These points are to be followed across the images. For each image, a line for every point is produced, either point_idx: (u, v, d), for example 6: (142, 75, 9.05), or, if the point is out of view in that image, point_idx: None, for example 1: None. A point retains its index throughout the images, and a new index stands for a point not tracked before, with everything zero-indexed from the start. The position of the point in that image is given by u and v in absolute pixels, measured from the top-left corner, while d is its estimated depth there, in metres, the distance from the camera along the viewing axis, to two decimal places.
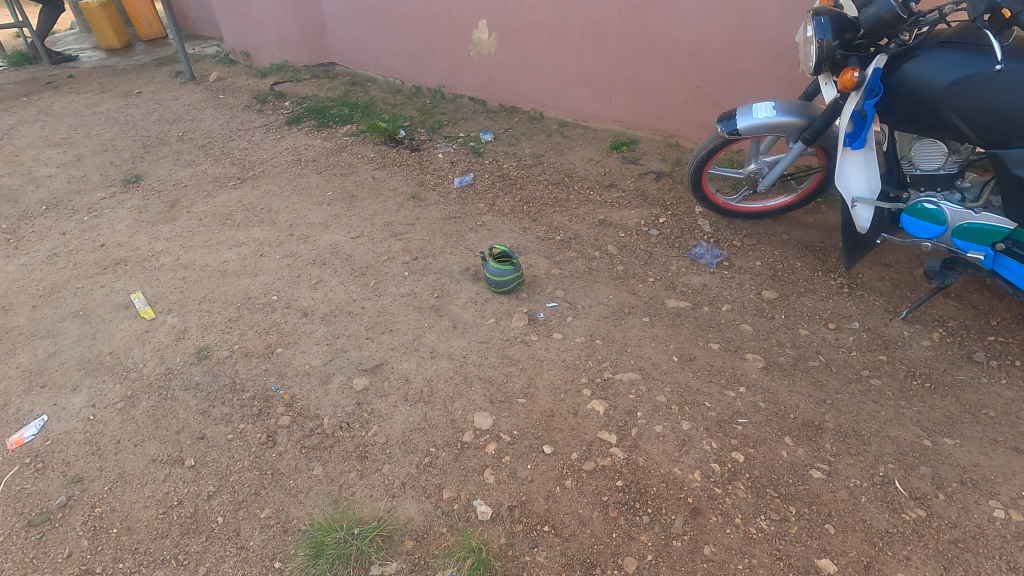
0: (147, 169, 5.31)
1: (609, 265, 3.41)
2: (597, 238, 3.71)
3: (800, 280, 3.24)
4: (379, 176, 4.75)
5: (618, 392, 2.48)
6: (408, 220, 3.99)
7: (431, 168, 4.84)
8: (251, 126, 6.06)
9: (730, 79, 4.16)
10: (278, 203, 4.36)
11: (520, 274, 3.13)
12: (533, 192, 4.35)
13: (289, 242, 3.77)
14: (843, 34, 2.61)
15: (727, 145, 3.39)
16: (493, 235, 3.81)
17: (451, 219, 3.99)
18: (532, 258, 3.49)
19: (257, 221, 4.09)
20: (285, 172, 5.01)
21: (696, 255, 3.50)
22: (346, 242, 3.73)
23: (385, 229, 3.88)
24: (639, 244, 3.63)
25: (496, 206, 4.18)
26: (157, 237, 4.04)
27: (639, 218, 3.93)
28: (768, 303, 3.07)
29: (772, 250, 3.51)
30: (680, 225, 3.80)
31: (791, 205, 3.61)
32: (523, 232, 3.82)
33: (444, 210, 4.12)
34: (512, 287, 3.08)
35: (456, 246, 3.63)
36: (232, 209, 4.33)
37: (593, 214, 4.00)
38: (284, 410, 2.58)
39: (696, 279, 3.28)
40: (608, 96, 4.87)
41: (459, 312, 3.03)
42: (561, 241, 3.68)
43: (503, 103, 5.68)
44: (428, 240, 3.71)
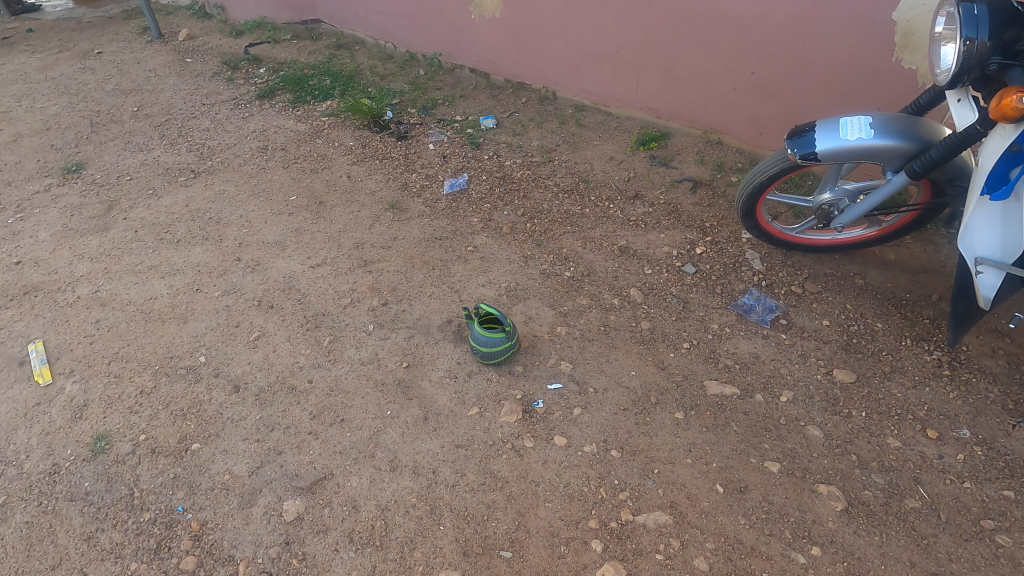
0: (92, 155, 4.56)
1: (629, 322, 2.65)
2: (616, 277, 2.94)
3: (883, 353, 2.47)
4: (355, 173, 3.95)
5: (640, 550, 1.79)
6: (383, 242, 3.24)
7: (417, 164, 4.02)
8: (216, 101, 5.22)
9: (793, 66, 3.22)
10: (230, 210, 3.61)
11: (515, 341, 2.40)
12: (539, 203, 3.54)
13: (233, 272, 3.05)
14: (1003, 32, 1.75)
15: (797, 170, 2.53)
16: (486, 266, 3.05)
17: (434, 243, 3.23)
18: (533, 307, 2.74)
19: (200, 237, 3.36)
20: (246, 164, 4.22)
21: (744, 307, 2.72)
22: (302, 274, 3.00)
23: (353, 255, 3.13)
24: (669, 288, 2.85)
25: (491, 223, 3.39)
26: (81, 254, 3.34)
27: (669, 248, 3.14)
28: (842, 390, 2.32)
29: (843, 304, 2.73)
30: (721, 261, 3.01)
31: (870, 240, 2.80)
32: (522, 264, 3.04)
33: (427, 229, 3.35)
34: (502, 358, 2.37)
35: (438, 286, 2.88)
36: (176, 216, 3.60)
37: (612, 240, 3.20)
38: (190, 545, 1.92)
39: (744, 346, 2.53)
40: (635, 77, 3.96)
41: (433, 394, 2.32)
42: (570, 281, 2.92)
43: (509, 78, 4.76)
44: (403, 275, 2.97)
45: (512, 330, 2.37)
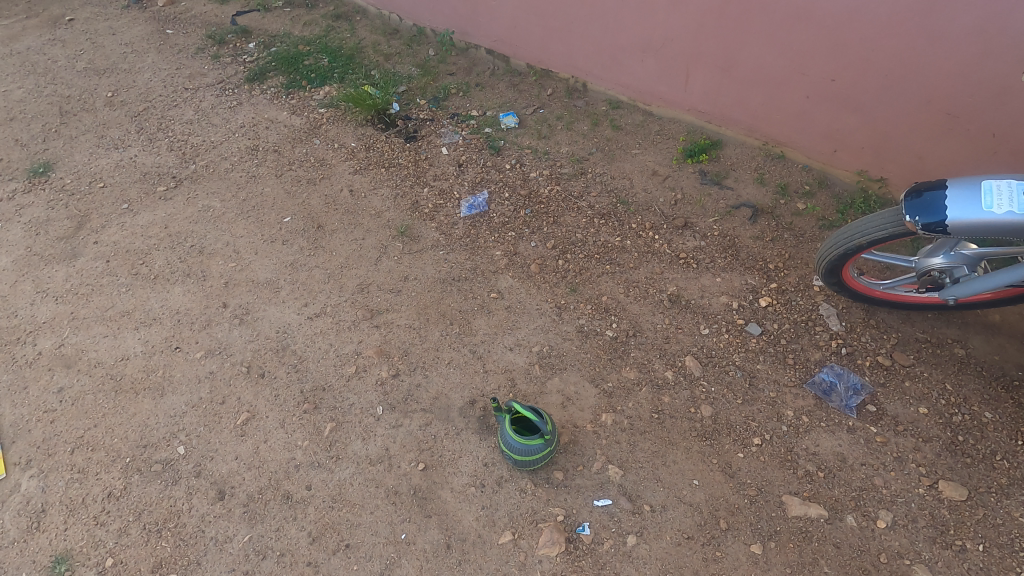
0: (61, 153, 4.04)
1: (686, 406, 2.22)
2: (667, 338, 2.49)
3: (998, 458, 2.05)
4: (358, 186, 3.45)
5: None
6: (392, 285, 2.78)
7: (428, 174, 3.49)
8: (200, 84, 4.63)
9: (889, 75, 2.66)
10: (215, 236, 3.14)
11: (554, 443, 1.99)
12: (572, 231, 3.05)
13: (218, 323, 2.62)
14: None
15: (907, 237, 2.03)
16: (513, 319, 2.60)
17: (452, 286, 2.77)
18: (570, 383, 2.31)
19: (180, 273, 2.91)
20: (234, 169, 3.70)
21: (823, 386, 2.29)
22: (298, 329, 2.57)
23: (357, 303, 2.69)
24: (731, 356, 2.41)
25: (517, 258, 2.91)
26: (45, 291, 2.90)
27: (727, 297, 2.67)
28: (952, 512, 1.92)
29: (941, 382, 2.28)
30: (791, 318, 2.55)
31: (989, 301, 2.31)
32: (555, 319, 2.59)
33: (443, 266, 2.88)
34: (537, 466, 1.97)
35: (458, 350, 2.45)
36: (154, 241, 3.14)
37: (659, 286, 2.73)
38: None
39: (827, 442, 2.11)
40: (684, 74, 3.36)
41: (456, 510, 1.93)
42: (613, 343, 2.47)
43: (532, 64, 4.14)
44: (417, 333, 2.53)
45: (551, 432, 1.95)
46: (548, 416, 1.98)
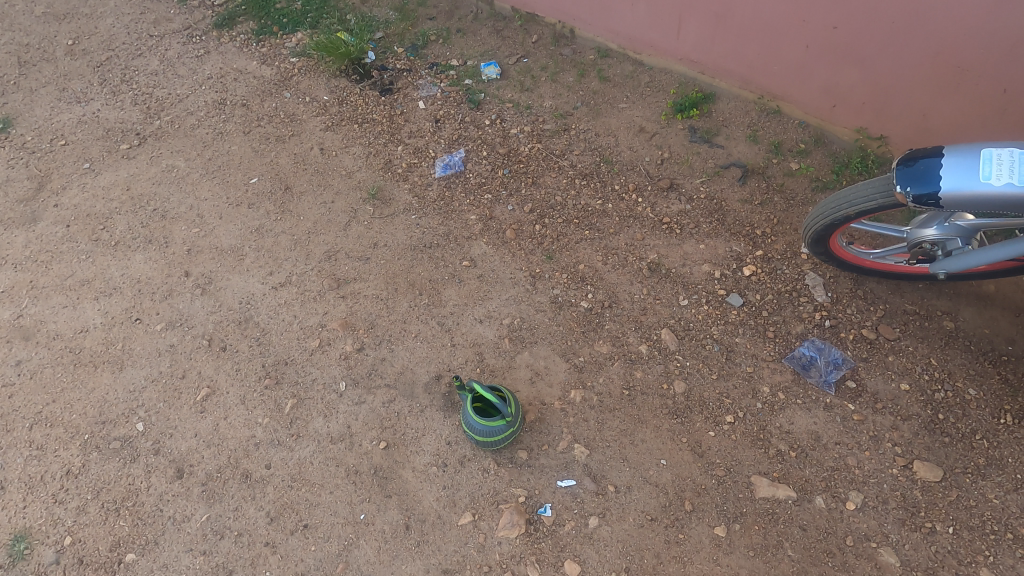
0: (21, 107, 3.84)
1: (659, 382, 2.15)
2: (643, 309, 2.39)
3: (977, 437, 1.98)
4: (329, 143, 3.26)
5: None
6: (361, 253, 2.67)
7: (403, 131, 3.29)
8: (166, 30, 4.34)
9: (896, 24, 2.43)
10: (178, 198, 3.00)
11: (518, 422, 1.94)
12: (551, 193, 2.89)
13: (180, 293, 2.53)
14: None
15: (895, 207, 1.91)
16: (485, 289, 2.49)
17: (423, 253, 2.65)
18: (541, 357, 2.23)
19: (142, 239, 2.80)
20: (200, 125, 3.51)
21: (802, 361, 2.20)
22: (262, 300, 2.48)
23: (324, 272, 2.59)
24: (709, 329, 2.32)
25: (492, 223, 2.77)
26: (4, 258, 2.81)
27: (710, 265, 2.55)
28: (924, 493, 1.87)
29: (926, 357, 2.19)
30: (775, 288, 2.44)
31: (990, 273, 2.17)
32: (528, 288, 2.48)
33: (414, 232, 2.75)
34: (501, 447, 1.93)
35: (426, 322, 2.36)
36: (116, 204, 3.01)
37: (640, 253, 2.61)
38: None
39: (801, 421, 2.05)
40: (677, 21, 3.11)
41: (416, 490, 1.89)
42: (587, 315, 2.37)
43: (517, 7, 3.83)
44: (385, 304, 2.44)
45: (514, 413, 1.90)
46: (511, 396, 1.93)
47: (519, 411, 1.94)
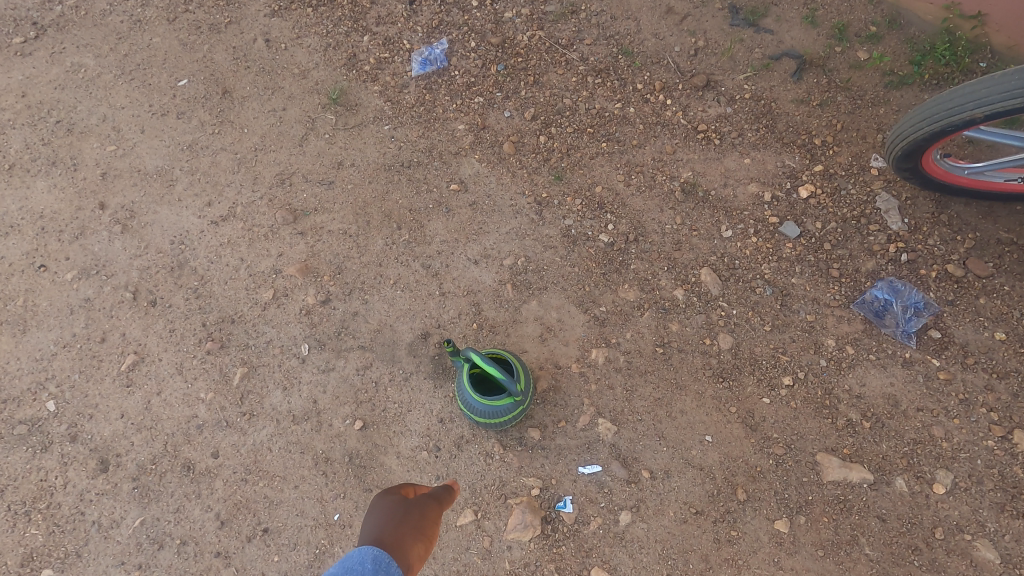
0: None
1: (700, 336, 1.73)
2: (677, 241, 1.93)
3: None
4: (275, 33, 2.50)
5: None
6: (322, 175, 2.13)
7: (370, 17, 2.50)
8: None
9: None
10: (88, 107, 2.36)
11: (529, 398, 1.56)
12: (557, 95, 2.29)
13: (94, 231, 2.00)
14: None
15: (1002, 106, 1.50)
16: (479, 221, 2.00)
17: (401, 176, 2.12)
18: (552, 308, 1.80)
19: (44, 160, 2.22)
20: (113, 10, 2.59)
21: (874, 307, 1.78)
22: (199, 239, 1.96)
23: (277, 202, 2.06)
24: (759, 268, 1.87)
25: (485, 135, 2.22)
26: None
27: (757, 186, 2.05)
28: None
29: None
30: (839, 214, 1.96)
31: None
32: (533, 219, 1.99)
33: (388, 147, 2.20)
34: (507, 426, 1.56)
35: (407, 266, 1.89)
36: (10, 114, 2.38)
37: (670, 171, 2.09)
38: None
39: (875, 382, 1.66)
40: None
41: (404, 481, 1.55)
42: (608, 253, 1.90)
43: None
44: (354, 242, 1.94)
45: (523, 387, 1.52)
46: (520, 367, 1.54)
47: (529, 385, 1.56)
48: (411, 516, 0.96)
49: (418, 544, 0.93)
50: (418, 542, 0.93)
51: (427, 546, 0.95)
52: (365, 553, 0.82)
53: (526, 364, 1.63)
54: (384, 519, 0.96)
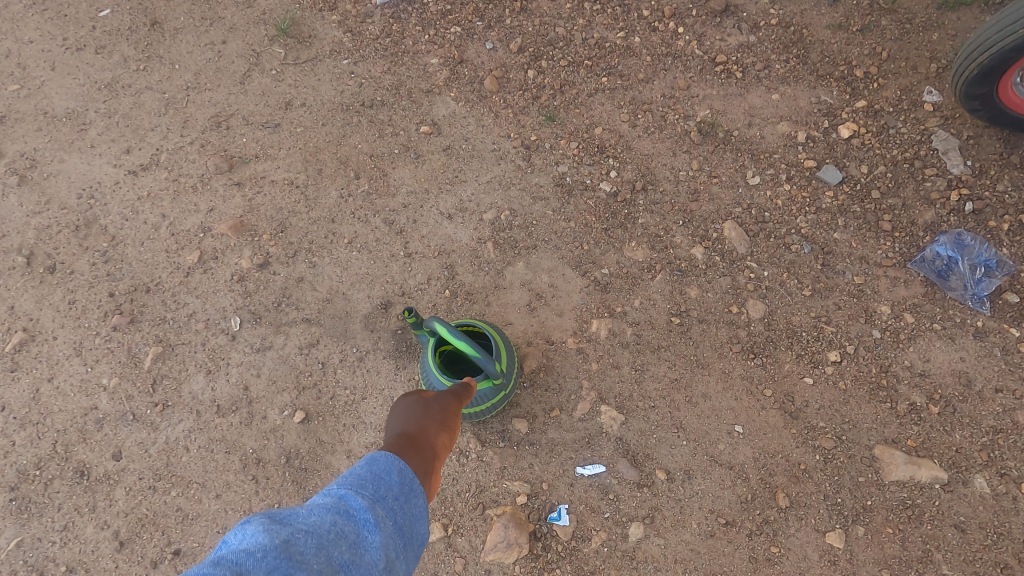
0: None
1: (724, 304, 1.41)
2: (695, 189, 1.59)
3: None
4: None
5: None
6: (266, 117, 1.75)
7: None
8: None
9: None
10: None
11: (514, 381, 1.27)
12: (548, 22, 1.80)
13: None
14: None
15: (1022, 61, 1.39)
16: (455, 168, 1.64)
17: (361, 117, 1.73)
18: (542, 272, 1.47)
19: None
20: None
21: (938, 266, 1.44)
22: (112, 193, 1.62)
23: (210, 147, 1.69)
24: (793, 221, 1.53)
25: (463, 70, 1.78)
26: None
27: (789, 125, 1.67)
28: None
29: None
30: (888, 157, 1.60)
31: None
32: (520, 166, 1.63)
33: (347, 85, 1.78)
34: (488, 416, 1.29)
35: (366, 223, 1.54)
36: None
37: (683, 109, 1.70)
38: None
39: (941, 359, 1.34)
40: None
41: None
42: (611, 205, 1.56)
43: None
44: (302, 194, 1.59)
45: (504, 369, 1.21)
46: (501, 343, 1.23)
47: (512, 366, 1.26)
48: (431, 409, 0.99)
49: (442, 436, 0.94)
50: (443, 434, 0.95)
51: (451, 440, 0.97)
52: (393, 462, 0.80)
53: (509, 340, 1.31)
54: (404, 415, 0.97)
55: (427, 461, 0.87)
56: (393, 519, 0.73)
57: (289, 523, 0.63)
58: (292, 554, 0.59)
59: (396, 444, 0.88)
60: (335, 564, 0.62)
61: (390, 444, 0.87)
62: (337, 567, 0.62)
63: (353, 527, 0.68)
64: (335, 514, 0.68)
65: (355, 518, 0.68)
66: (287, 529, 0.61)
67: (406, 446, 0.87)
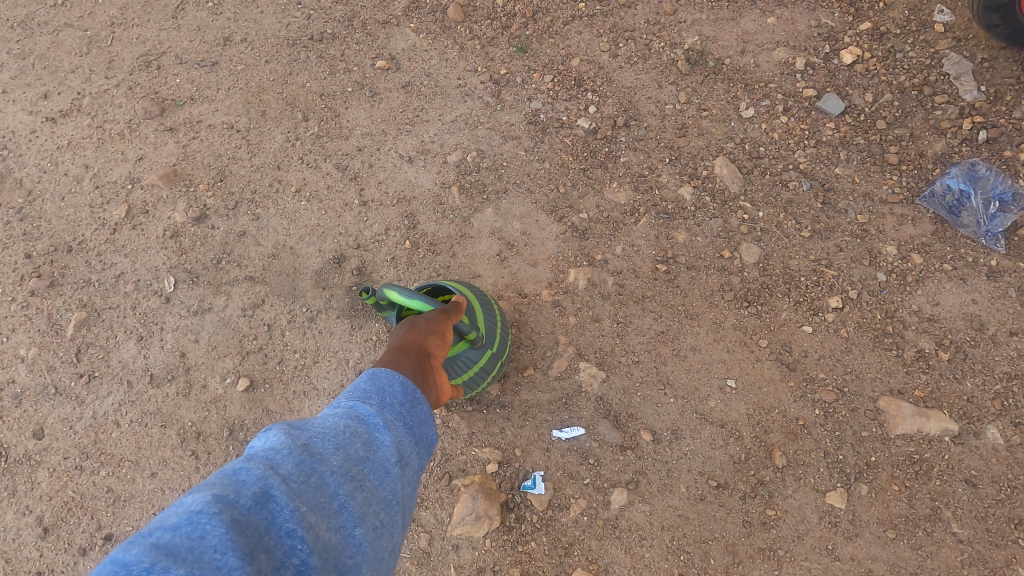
0: None
1: (715, 249, 1.27)
2: (682, 123, 1.43)
3: None
4: None
5: None
6: (203, 54, 1.55)
7: None
8: None
9: None
10: None
11: (498, 343, 1.12)
12: None
13: None
14: None
15: None
16: (416, 108, 1.46)
17: (310, 53, 1.53)
18: (513, 219, 1.32)
19: None
20: None
21: (949, 203, 1.31)
22: (28, 142, 1.44)
23: (139, 89, 1.50)
24: (791, 156, 1.39)
25: None
26: None
27: (786, 50, 1.50)
28: None
29: None
30: (895, 83, 1.44)
31: None
32: (488, 102, 1.46)
33: (293, 17, 1.57)
34: (478, 390, 1.14)
35: (316, 169, 1.38)
36: None
37: (670, 35, 1.52)
38: None
39: (951, 301, 1.22)
40: None
41: None
42: (590, 143, 1.41)
43: None
44: (244, 138, 1.42)
45: (483, 330, 1.06)
46: (477, 302, 1.09)
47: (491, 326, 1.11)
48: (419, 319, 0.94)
49: (433, 341, 0.90)
50: (432, 337, 0.91)
51: (443, 342, 0.92)
52: (394, 371, 0.77)
53: (490, 301, 1.16)
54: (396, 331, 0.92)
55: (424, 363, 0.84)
56: (405, 419, 0.71)
57: (306, 429, 0.62)
58: (312, 454, 0.59)
59: (388, 356, 0.84)
60: (354, 462, 0.61)
61: (386, 357, 0.83)
62: (356, 463, 0.61)
63: (367, 429, 0.66)
64: (349, 418, 0.66)
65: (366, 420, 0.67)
66: (306, 433, 0.61)
67: (397, 354, 0.83)
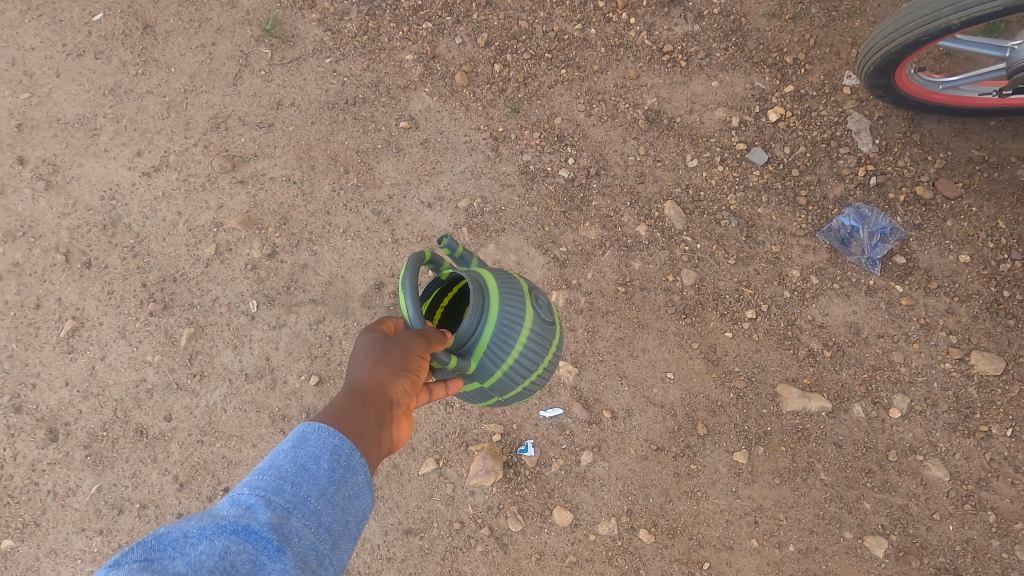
0: None
1: (662, 274, 1.69)
2: (642, 171, 1.81)
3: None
4: None
5: None
6: (260, 116, 1.91)
7: None
8: None
9: None
10: None
11: (489, 377, 1.12)
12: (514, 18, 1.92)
13: (16, 189, 1.87)
14: None
15: (923, 50, 1.46)
16: (433, 162, 1.85)
17: (346, 114, 1.90)
18: (511, 252, 1.77)
19: None
20: None
21: (842, 236, 1.67)
22: (131, 194, 1.84)
23: (212, 147, 1.89)
24: (724, 199, 1.76)
25: (435, 66, 1.93)
26: None
27: (725, 110, 1.82)
28: (983, 394, 1.51)
29: (993, 219, 1.60)
30: (809, 137, 1.75)
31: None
32: (489, 156, 1.85)
33: (331, 83, 1.93)
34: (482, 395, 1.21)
35: (357, 213, 1.78)
36: None
37: (635, 97, 1.86)
38: None
39: (838, 312, 1.63)
40: None
41: None
42: (569, 190, 1.80)
43: None
44: (299, 189, 1.82)
45: (473, 361, 1.08)
46: (484, 332, 1.07)
47: (509, 355, 1.11)
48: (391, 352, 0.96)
49: (399, 385, 0.94)
50: (400, 379, 0.95)
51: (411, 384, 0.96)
52: (329, 435, 0.83)
53: (520, 329, 1.11)
54: (363, 359, 0.97)
55: (378, 415, 0.90)
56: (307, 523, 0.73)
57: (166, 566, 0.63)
58: None
59: (349, 395, 0.91)
60: None
61: (344, 397, 0.91)
62: None
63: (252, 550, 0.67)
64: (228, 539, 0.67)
65: (256, 534, 0.68)
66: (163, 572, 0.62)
67: (357, 399, 0.90)
